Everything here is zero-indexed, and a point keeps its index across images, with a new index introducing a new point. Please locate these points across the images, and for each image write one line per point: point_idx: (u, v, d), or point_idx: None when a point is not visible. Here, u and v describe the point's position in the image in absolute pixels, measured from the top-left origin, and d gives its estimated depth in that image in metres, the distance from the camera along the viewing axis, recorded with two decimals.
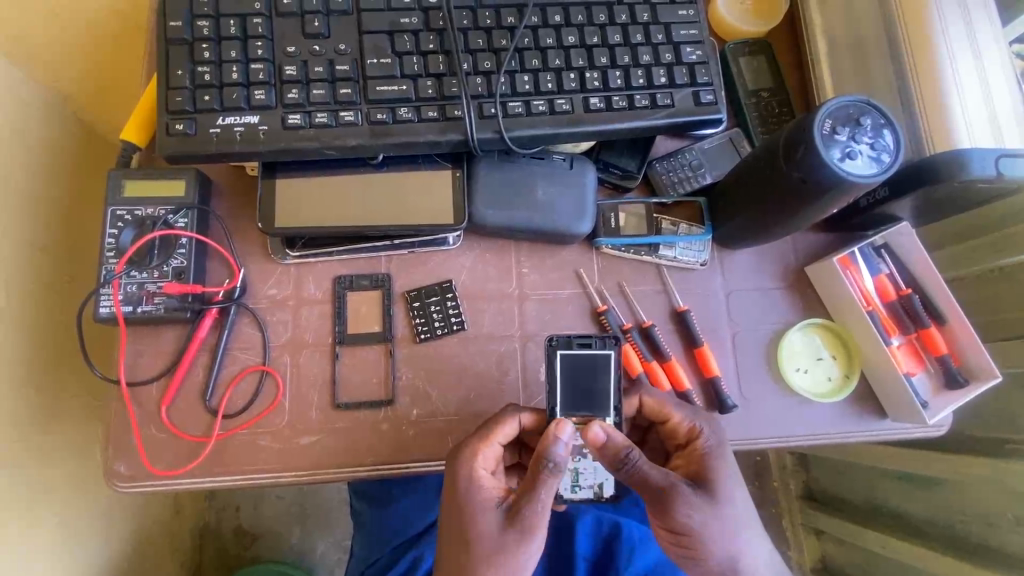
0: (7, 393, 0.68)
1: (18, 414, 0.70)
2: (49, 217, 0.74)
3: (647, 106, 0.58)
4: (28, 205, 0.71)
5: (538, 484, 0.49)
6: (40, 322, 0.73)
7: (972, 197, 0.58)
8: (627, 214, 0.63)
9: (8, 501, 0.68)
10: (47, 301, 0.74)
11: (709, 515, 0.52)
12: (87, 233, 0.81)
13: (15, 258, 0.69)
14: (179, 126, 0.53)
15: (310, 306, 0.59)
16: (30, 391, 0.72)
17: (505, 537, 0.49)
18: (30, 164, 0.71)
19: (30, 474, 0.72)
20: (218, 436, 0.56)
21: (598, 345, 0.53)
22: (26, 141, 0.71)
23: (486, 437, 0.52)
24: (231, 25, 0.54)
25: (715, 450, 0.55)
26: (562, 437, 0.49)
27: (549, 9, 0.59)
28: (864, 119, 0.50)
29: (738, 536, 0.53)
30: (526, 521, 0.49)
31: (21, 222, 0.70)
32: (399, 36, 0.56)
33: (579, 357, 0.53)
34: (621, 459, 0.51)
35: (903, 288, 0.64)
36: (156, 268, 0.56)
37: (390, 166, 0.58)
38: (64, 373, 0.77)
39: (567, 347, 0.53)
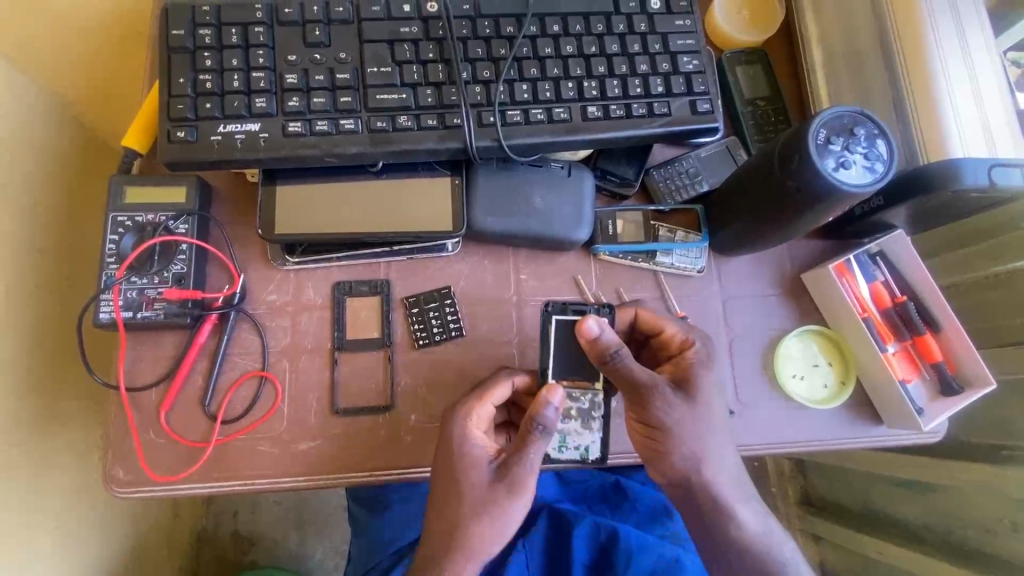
0: (6, 398, 0.68)
1: (16, 419, 0.70)
2: (50, 223, 0.75)
3: (644, 115, 0.59)
4: (29, 211, 0.71)
5: (529, 445, 0.51)
6: (39, 326, 0.73)
7: (965, 205, 0.59)
8: (625, 222, 0.64)
9: (6, 506, 0.68)
10: (47, 306, 0.74)
11: (687, 415, 0.54)
12: (86, 238, 0.81)
13: (15, 264, 0.69)
14: (180, 133, 0.53)
15: (309, 311, 0.60)
16: (28, 396, 0.72)
17: (494, 493, 0.51)
18: (31, 170, 0.72)
19: (27, 479, 0.72)
20: (217, 442, 0.56)
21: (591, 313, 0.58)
22: (28, 148, 0.71)
23: (482, 398, 0.54)
24: (233, 34, 0.55)
25: (701, 361, 0.57)
26: (552, 401, 0.51)
27: (548, 19, 0.59)
28: (858, 129, 0.50)
29: (715, 436, 0.55)
30: (517, 479, 0.51)
31: (22, 228, 0.70)
32: (400, 45, 0.57)
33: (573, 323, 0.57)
34: (608, 355, 0.53)
35: (898, 296, 0.64)
36: (156, 274, 0.56)
37: (390, 173, 0.59)
38: (63, 378, 0.77)
39: (562, 313, 0.57)
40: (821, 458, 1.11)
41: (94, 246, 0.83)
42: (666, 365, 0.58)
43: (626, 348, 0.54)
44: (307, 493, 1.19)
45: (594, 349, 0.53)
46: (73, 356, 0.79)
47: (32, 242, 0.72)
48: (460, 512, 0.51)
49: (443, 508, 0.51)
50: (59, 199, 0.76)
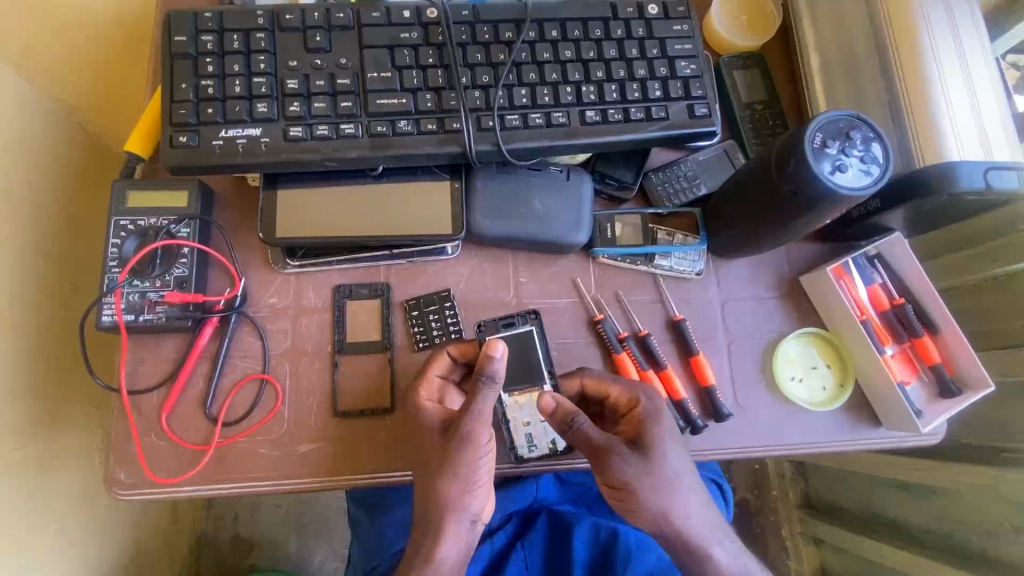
0: (8, 402, 0.69)
1: (19, 422, 0.70)
2: (52, 226, 0.75)
3: (642, 119, 0.59)
4: (34, 215, 0.72)
5: (474, 397, 0.51)
6: (41, 330, 0.73)
7: (962, 208, 0.59)
8: (624, 224, 0.64)
9: (7, 509, 0.68)
10: (48, 311, 0.75)
11: (643, 476, 0.53)
12: (88, 244, 0.82)
13: (16, 269, 0.70)
14: (182, 138, 0.54)
15: (310, 314, 0.60)
16: (30, 400, 0.72)
17: (457, 452, 0.51)
18: (34, 175, 0.72)
19: (29, 483, 0.72)
20: (218, 444, 0.56)
21: (519, 322, 0.61)
22: (32, 152, 0.72)
23: (429, 370, 0.57)
24: (235, 40, 0.55)
25: (653, 415, 0.56)
26: (495, 353, 0.51)
27: (546, 25, 0.60)
28: (854, 133, 0.50)
29: (676, 492, 0.54)
30: (468, 431, 0.51)
31: (25, 233, 0.71)
32: (400, 50, 0.57)
33: (507, 336, 0.60)
34: (567, 423, 0.54)
35: (896, 298, 0.64)
36: (158, 277, 0.57)
37: (391, 177, 0.59)
38: (67, 384, 0.78)
39: (496, 330, 0.60)
40: (822, 462, 1.11)
41: (97, 250, 0.84)
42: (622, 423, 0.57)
43: (582, 415, 0.55)
44: (307, 497, 1.19)
45: (554, 420, 0.55)
46: (75, 360, 0.80)
47: (37, 246, 0.73)
48: (436, 483, 0.52)
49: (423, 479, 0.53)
50: (63, 203, 0.77)
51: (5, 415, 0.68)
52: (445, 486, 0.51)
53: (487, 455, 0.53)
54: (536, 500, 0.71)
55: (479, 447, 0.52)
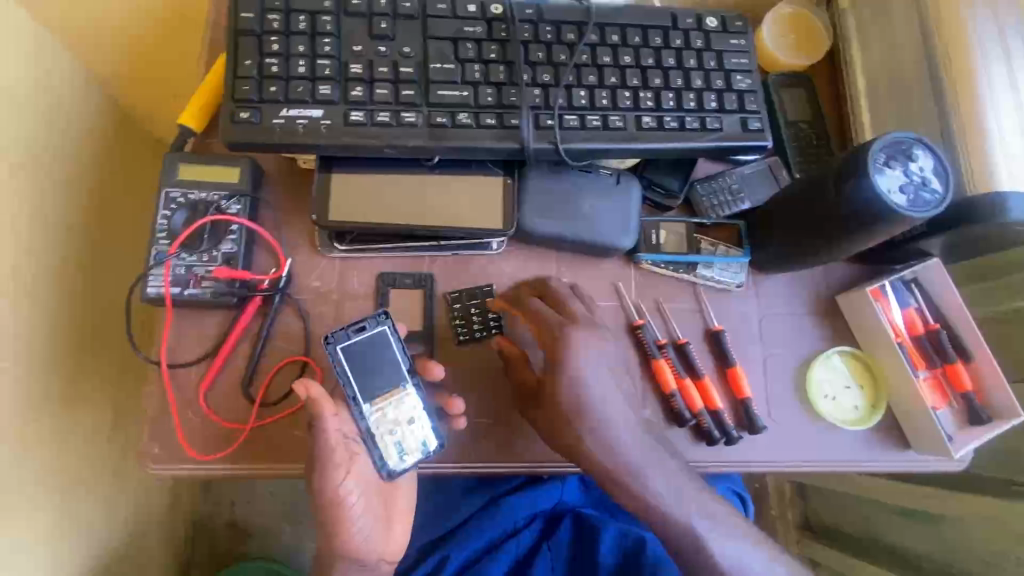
0: (23, 368, 0.68)
1: (34, 392, 0.70)
2: (74, 197, 0.75)
3: (697, 129, 0.60)
4: (59, 183, 0.72)
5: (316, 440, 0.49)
6: (59, 302, 0.73)
7: (1004, 238, 0.60)
8: (668, 232, 0.65)
9: (17, 480, 0.67)
10: (65, 284, 0.74)
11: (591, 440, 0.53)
12: (116, 217, 0.83)
13: (36, 236, 0.69)
14: (244, 114, 0.53)
15: (353, 300, 0.60)
16: (47, 369, 0.72)
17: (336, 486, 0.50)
18: (59, 142, 0.72)
19: (42, 457, 0.72)
20: (256, 424, 0.56)
21: (371, 325, 0.53)
22: (55, 119, 0.72)
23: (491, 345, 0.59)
24: (301, 21, 0.55)
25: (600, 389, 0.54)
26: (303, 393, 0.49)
27: (608, 29, 0.60)
28: (917, 155, 0.51)
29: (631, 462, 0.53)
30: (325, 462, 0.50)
31: (51, 201, 0.71)
32: (463, 43, 0.57)
33: (356, 343, 0.52)
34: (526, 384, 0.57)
35: (931, 323, 0.65)
36: (205, 252, 0.56)
37: (445, 168, 0.59)
38: (79, 357, 0.77)
39: (345, 338, 0.52)
40: (822, 483, 1.12)
41: (119, 226, 0.84)
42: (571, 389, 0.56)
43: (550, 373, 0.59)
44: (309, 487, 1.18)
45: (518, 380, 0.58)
46: (93, 336, 0.80)
47: (58, 215, 0.73)
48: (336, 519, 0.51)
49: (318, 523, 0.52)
50: (81, 172, 0.77)
51: (20, 383, 0.67)
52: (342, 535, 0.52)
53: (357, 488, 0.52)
54: (561, 501, 0.70)
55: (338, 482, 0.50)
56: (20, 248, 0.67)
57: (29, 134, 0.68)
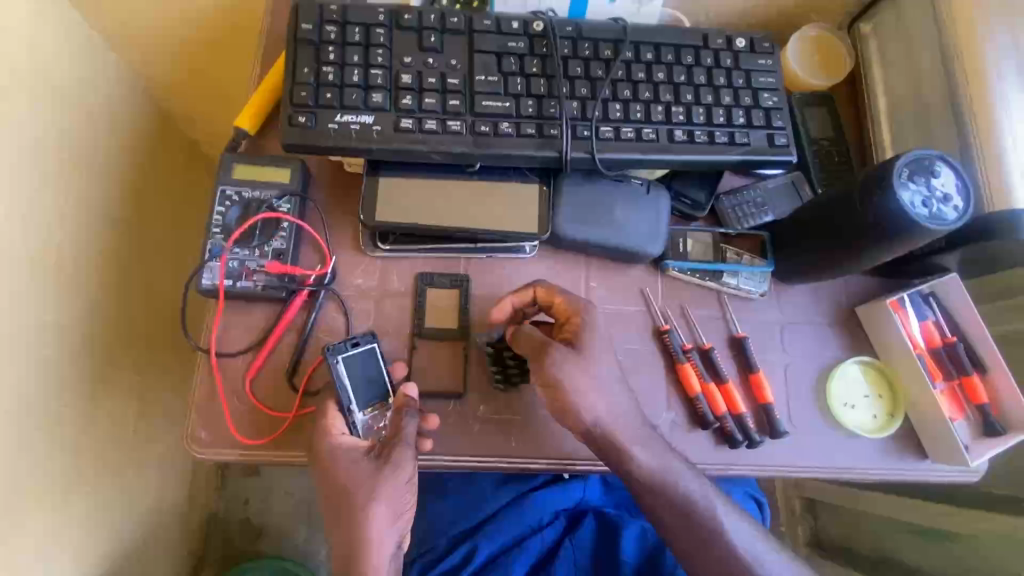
0: (57, 351, 0.71)
1: (66, 377, 0.72)
2: (112, 190, 0.79)
3: (725, 143, 0.62)
4: (98, 174, 0.76)
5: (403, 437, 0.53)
6: (93, 289, 0.76)
7: (1021, 256, 0.62)
8: (694, 241, 0.67)
9: (49, 461, 0.70)
10: (99, 273, 0.77)
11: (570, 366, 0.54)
12: (148, 212, 0.87)
13: (74, 227, 0.72)
14: (301, 118, 0.57)
15: (392, 298, 0.63)
16: (81, 356, 0.75)
17: (376, 478, 0.51)
18: (100, 139, 0.76)
19: (69, 441, 0.74)
20: (298, 412, 0.58)
21: (364, 341, 0.58)
22: (98, 116, 0.76)
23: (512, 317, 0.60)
24: (357, 33, 0.59)
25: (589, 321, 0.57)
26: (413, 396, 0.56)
27: (643, 47, 0.64)
28: (938, 170, 0.54)
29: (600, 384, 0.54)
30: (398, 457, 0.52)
31: (90, 193, 0.75)
32: (506, 57, 0.61)
33: (353, 357, 0.58)
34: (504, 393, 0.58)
35: (948, 336, 0.67)
36: (257, 247, 0.59)
37: (485, 174, 0.62)
38: (109, 345, 0.80)
39: (343, 350, 0.57)
40: (834, 500, 1.13)
41: (150, 221, 0.87)
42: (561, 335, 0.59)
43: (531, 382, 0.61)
44: None
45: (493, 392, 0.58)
46: (122, 325, 0.82)
47: (95, 207, 0.76)
48: (361, 517, 0.50)
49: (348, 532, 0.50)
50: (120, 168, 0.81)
51: (53, 368, 0.70)
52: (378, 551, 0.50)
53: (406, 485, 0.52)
54: (583, 500, 0.72)
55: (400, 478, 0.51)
56: (59, 235, 0.70)
57: (75, 129, 0.72)
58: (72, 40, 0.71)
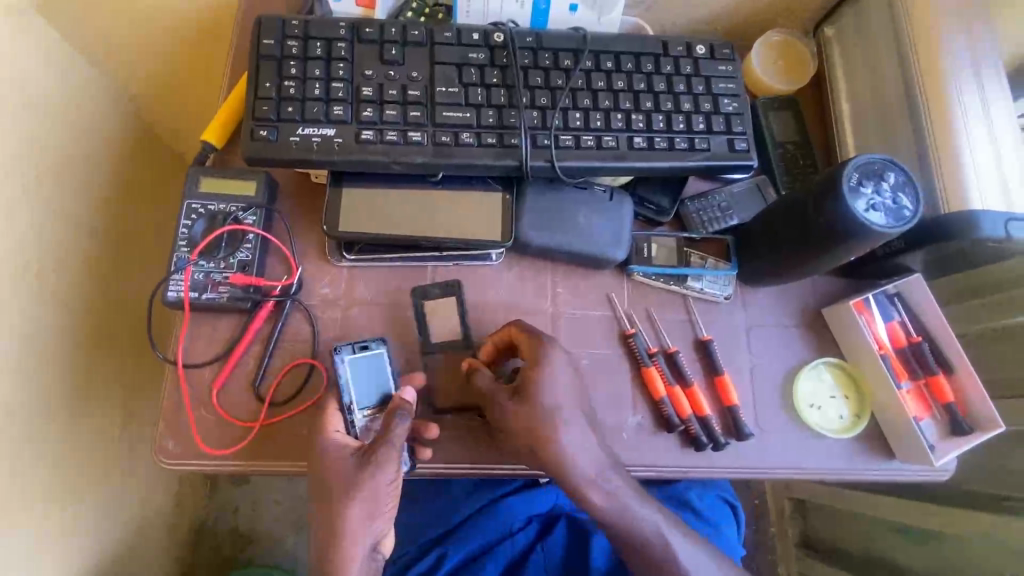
0: (40, 367, 0.71)
1: (48, 391, 0.73)
2: (92, 204, 0.80)
3: (685, 149, 0.63)
4: (78, 190, 0.77)
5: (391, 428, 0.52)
6: (72, 302, 0.77)
7: (980, 255, 0.63)
8: (659, 246, 0.68)
9: (31, 474, 0.71)
10: (79, 286, 0.78)
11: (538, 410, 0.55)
12: (132, 226, 0.88)
13: (55, 242, 0.73)
14: (262, 132, 0.58)
15: (359, 306, 0.63)
16: (63, 369, 0.75)
17: (361, 476, 0.52)
18: (80, 155, 0.77)
19: (52, 452, 0.75)
20: (264, 422, 0.59)
21: (374, 344, 0.60)
22: (80, 134, 0.77)
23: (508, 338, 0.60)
24: (318, 47, 0.60)
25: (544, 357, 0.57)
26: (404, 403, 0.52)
27: (603, 56, 0.64)
28: (888, 175, 0.55)
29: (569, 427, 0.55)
30: (381, 455, 0.52)
31: (68, 207, 0.76)
32: (467, 68, 0.62)
33: (363, 359, 0.59)
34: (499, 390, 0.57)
35: (913, 336, 0.68)
36: (222, 259, 0.60)
37: (448, 184, 0.63)
38: (93, 357, 0.81)
39: (352, 352, 0.59)
40: (822, 500, 1.13)
41: (132, 234, 0.88)
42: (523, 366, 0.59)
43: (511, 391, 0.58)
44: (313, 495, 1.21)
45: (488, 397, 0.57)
46: (104, 337, 0.83)
47: (75, 222, 0.77)
48: (340, 514, 0.52)
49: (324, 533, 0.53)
50: (101, 183, 0.81)
51: (35, 382, 0.71)
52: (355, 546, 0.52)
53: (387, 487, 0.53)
54: (557, 505, 0.72)
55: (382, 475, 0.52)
56: (36, 250, 0.71)
57: (51, 145, 0.72)
58: (51, 59, 0.72)
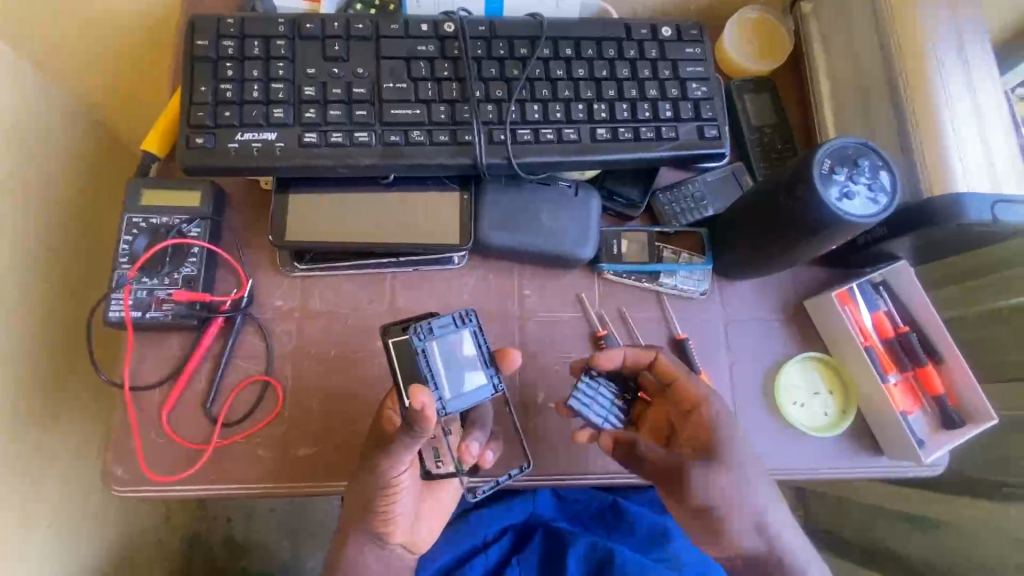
0: (10, 391, 0.68)
1: (19, 415, 0.69)
2: (65, 221, 0.77)
3: (652, 138, 0.60)
4: (48, 208, 0.74)
5: (399, 440, 0.48)
6: (48, 320, 0.73)
7: (969, 239, 0.59)
8: (629, 241, 0.65)
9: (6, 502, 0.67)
10: (56, 310, 0.75)
11: (720, 477, 0.53)
12: (103, 236, 0.84)
13: (27, 258, 0.70)
14: (199, 139, 0.54)
15: (315, 318, 0.60)
16: (33, 391, 0.72)
17: (373, 483, 0.52)
18: (48, 169, 0.73)
19: (27, 477, 0.71)
20: (217, 444, 0.56)
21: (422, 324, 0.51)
22: (47, 149, 0.73)
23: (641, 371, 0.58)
24: (255, 46, 0.56)
25: (720, 419, 0.55)
26: (418, 407, 0.46)
27: (561, 43, 0.61)
28: (862, 160, 0.51)
29: (756, 494, 0.53)
30: (383, 465, 0.51)
31: (38, 222, 0.72)
32: (416, 62, 0.58)
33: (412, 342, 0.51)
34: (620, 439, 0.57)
35: (900, 326, 0.64)
36: (167, 275, 0.57)
37: (401, 186, 0.60)
38: (69, 377, 0.78)
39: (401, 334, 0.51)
40: (818, 489, 1.11)
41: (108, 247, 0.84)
42: (687, 425, 0.57)
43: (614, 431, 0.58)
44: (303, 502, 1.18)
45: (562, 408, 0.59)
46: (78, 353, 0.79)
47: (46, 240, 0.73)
48: (352, 508, 0.55)
49: (353, 513, 0.56)
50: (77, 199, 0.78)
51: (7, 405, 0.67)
52: (383, 527, 0.57)
53: (410, 482, 0.55)
54: (533, 514, 0.72)
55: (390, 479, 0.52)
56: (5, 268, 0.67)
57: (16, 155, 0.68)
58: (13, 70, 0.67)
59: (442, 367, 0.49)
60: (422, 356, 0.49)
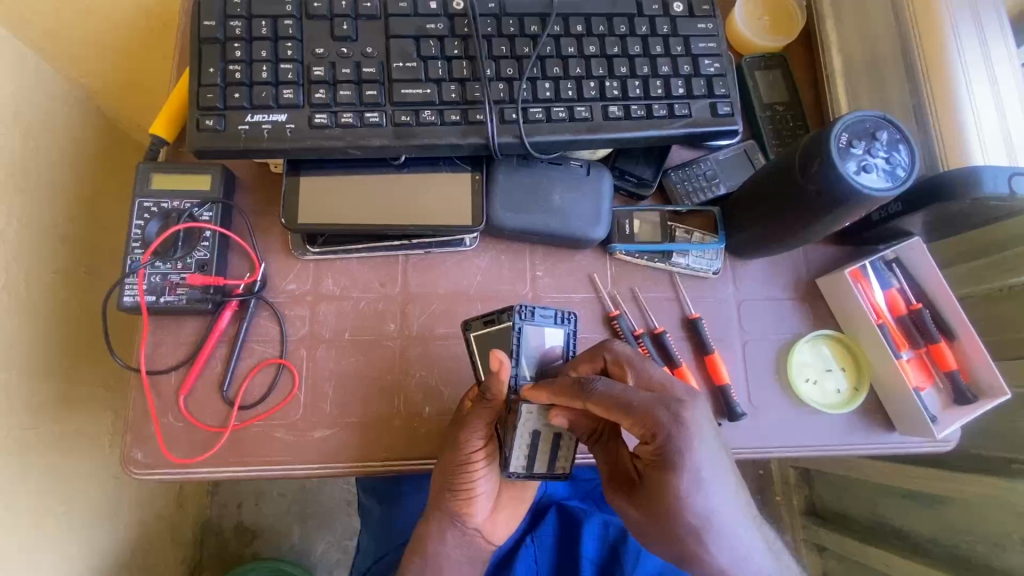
0: (20, 378, 0.68)
1: (30, 402, 0.70)
2: (71, 207, 0.76)
3: (665, 116, 0.59)
4: (53, 195, 0.73)
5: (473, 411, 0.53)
6: (55, 306, 0.73)
7: (983, 213, 0.59)
8: (641, 222, 0.64)
9: (17, 486, 0.68)
10: (65, 298, 0.75)
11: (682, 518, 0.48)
12: (112, 223, 0.83)
13: (32, 245, 0.70)
14: (209, 121, 0.54)
15: (327, 302, 0.60)
16: (45, 378, 0.72)
17: (449, 461, 0.56)
18: (53, 155, 0.73)
19: (41, 462, 0.72)
20: (234, 427, 0.57)
21: (500, 317, 0.53)
22: (52, 135, 0.73)
23: (567, 400, 0.49)
24: (263, 26, 0.56)
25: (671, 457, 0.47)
26: (495, 364, 0.50)
27: (572, 19, 0.60)
28: (880, 133, 0.51)
29: (719, 536, 0.48)
30: (461, 440, 0.54)
31: (44, 208, 0.71)
32: (425, 41, 0.57)
33: (491, 334, 0.53)
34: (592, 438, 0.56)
35: (913, 303, 0.64)
36: (179, 260, 0.57)
37: (413, 167, 0.60)
38: (82, 364, 0.78)
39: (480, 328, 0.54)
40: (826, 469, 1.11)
41: (111, 232, 0.83)
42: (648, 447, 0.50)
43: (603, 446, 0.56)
44: (313, 487, 1.19)
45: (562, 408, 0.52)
46: (90, 341, 0.79)
47: (50, 225, 0.73)
48: (438, 489, 0.58)
49: (434, 495, 0.59)
50: (80, 184, 0.77)
51: (18, 392, 0.68)
52: (464, 507, 0.59)
53: (488, 461, 0.58)
54: (547, 495, 0.74)
55: (465, 453, 0.55)
56: (9, 255, 0.66)
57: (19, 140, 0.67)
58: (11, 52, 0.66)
59: (524, 354, 0.53)
60: (515, 334, 0.52)
